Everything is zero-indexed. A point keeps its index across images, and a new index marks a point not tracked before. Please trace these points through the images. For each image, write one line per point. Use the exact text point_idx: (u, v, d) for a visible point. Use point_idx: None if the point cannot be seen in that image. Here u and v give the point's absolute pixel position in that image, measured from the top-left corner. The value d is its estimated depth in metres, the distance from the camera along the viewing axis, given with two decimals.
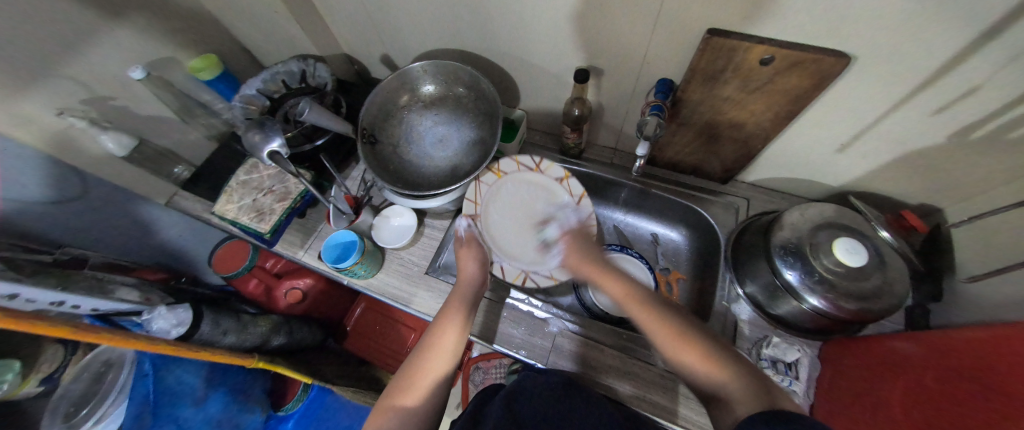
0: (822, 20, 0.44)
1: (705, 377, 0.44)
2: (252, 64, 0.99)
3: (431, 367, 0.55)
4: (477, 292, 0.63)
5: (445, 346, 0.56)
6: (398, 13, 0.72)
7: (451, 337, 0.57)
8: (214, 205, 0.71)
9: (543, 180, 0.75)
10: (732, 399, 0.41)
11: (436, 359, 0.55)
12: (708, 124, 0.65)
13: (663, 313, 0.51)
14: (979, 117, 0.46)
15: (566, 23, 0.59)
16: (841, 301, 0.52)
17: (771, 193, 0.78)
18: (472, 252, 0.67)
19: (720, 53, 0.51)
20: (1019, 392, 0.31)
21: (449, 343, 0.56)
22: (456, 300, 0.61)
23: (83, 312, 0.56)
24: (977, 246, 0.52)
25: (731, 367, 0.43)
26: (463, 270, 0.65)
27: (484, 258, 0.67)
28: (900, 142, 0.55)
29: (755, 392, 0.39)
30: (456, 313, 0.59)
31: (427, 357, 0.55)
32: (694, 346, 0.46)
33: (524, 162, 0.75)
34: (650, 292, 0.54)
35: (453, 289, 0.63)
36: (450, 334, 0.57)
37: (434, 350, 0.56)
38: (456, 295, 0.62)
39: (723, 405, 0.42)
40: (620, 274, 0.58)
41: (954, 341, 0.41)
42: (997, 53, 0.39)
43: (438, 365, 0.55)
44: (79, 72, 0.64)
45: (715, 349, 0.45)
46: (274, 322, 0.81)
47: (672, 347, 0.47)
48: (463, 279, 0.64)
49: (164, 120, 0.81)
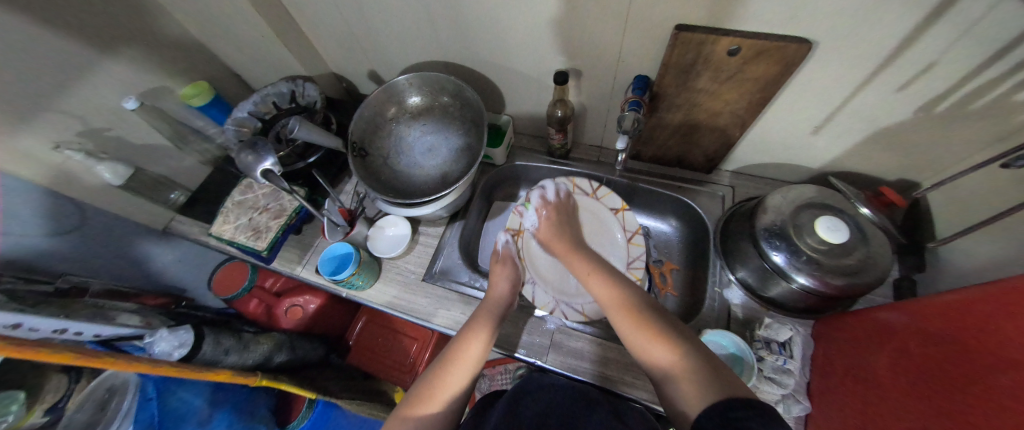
0: (781, 9, 0.46)
1: (659, 361, 0.45)
2: (242, 88, 1.01)
3: (452, 381, 0.53)
4: (505, 312, 0.63)
5: (466, 361, 0.55)
6: (380, 29, 0.75)
7: (473, 352, 0.56)
8: (211, 227, 0.73)
9: (598, 207, 0.76)
10: (675, 373, 0.42)
11: (458, 375, 0.54)
12: (686, 116, 0.67)
13: (643, 314, 0.50)
14: (941, 90, 0.48)
15: (541, 28, 0.61)
16: (828, 278, 0.53)
17: (755, 180, 0.80)
18: (506, 272, 0.67)
19: (689, 47, 0.53)
20: (995, 348, 0.32)
21: (472, 360, 0.55)
22: (483, 316, 0.60)
23: (85, 338, 0.56)
24: (955, 214, 0.54)
25: (681, 347, 0.44)
26: (493, 288, 0.65)
27: (516, 280, 0.67)
28: (871, 119, 0.57)
29: (700, 368, 0.41)
30: (482, 330, 0.58)
31: (449, 371, 0.54)
32: (656, 334, 0.47)
33: (579, 186, 0.77)
34: (636, 294, 0.54)
35: (481, 306, 0.63)
36: (473, 350, 0.56)
37: (455, 365, 0.55)
38: (483, 312, 0.61)
39: (669, 381, 0.43)
40: (611, 279, 0.58)
41: (930, 305, 0.43)
42: (944, 29, 0.42)
43: (456, 380, 0.54)
44: (73, 106, 0.66)
45: (672, 333, 0.46)
46: (276, 340, 0.82)
47: (636, 336, 0.49)
48: (491, 298, 0.64)
49: (159, 147, 0.83)
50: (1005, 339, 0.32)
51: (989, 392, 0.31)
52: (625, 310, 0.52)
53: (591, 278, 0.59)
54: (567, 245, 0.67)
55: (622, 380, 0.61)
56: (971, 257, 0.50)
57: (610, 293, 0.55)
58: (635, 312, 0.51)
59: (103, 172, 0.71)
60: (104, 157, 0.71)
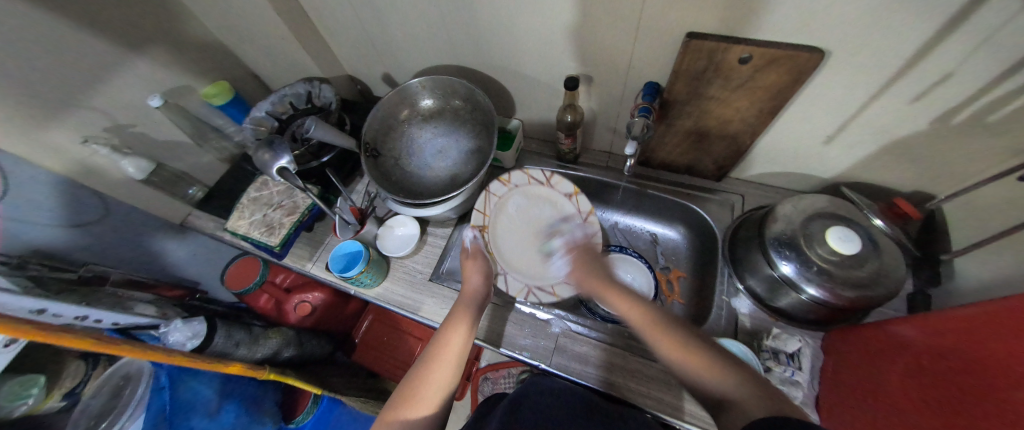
0: (793, 18, 0.46)
1: (705, 380, 0.44)
2: (261, 89, 1.04)
3: (434, 382, 0.53)
4: (482, 305, 0.63)
5: (449, 355, 0.55)
6: (396, 33, 0.77)
7: (455, 347, 0.56)
8: (227, 222, 0.75)
9: (554, 195, 0.79)
10: (731, 398, 0.41)
11: (439, 375, 0.53)
12: (696, 123, 0.67)
13: (673, 331, 0.49)
14: (957, 102, 0.48)
15: (554, 34, 0.62)
16: (839, 289, 0.52)
17: (765, 189, 0.79)
18: (477, 265, 0.67)
19: (700, 55, 0.53)
20: (1008, 365, 0.32)
21: (454, 354, 0.55)
22: (462, 310, 0.60)
23: (105, 326, 0.58)
24: (973, 227, 0.53)
25: (727, 370, 0.43)
26: (469, 282, 0.64)
27: (490, 272, 0.67)
28: (886, 129, 0.56)
29: (751, 392, 0.40)
30: (462, 323, 0.58)
31: (428, 373, 0.53)
32: (689, 349, 0.46)
33: (534, 175, 0.79)
34: (665, 314, 0.52)
35: (458, 300, 0.63)
36: (455, 344, 0.56)
37: (438, 360, 0.54)
38: (461, 304, 0.61)
39: (724, 407, 0.41)
40: (635, 298, 0.56)
41: (944, 320, 0.42)
42: (959, 39, 0.42)
43: (440, 375, 0.53)
44: (101, 102, 0.69)
45: (714, 354, 0.45)
46: (285, 335, 0.83)
47: (688, 368, 0.46)
48: (468, 290, 0.64)
49: (181, 144, 0.86)
50: (1019, 357, 0.31)
51: (1000, 410, 0.31)
52: (667, 336, 0.49)
53: (620, 301, 0.57)
54: (584, 259, 0.65)
55: (627, 386, 0.60)
56: (990, 271, 0.49)
57: (644, 316, 0.53)
58: (665, 330, 0.50)
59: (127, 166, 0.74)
60: (127, 152, 0.73)
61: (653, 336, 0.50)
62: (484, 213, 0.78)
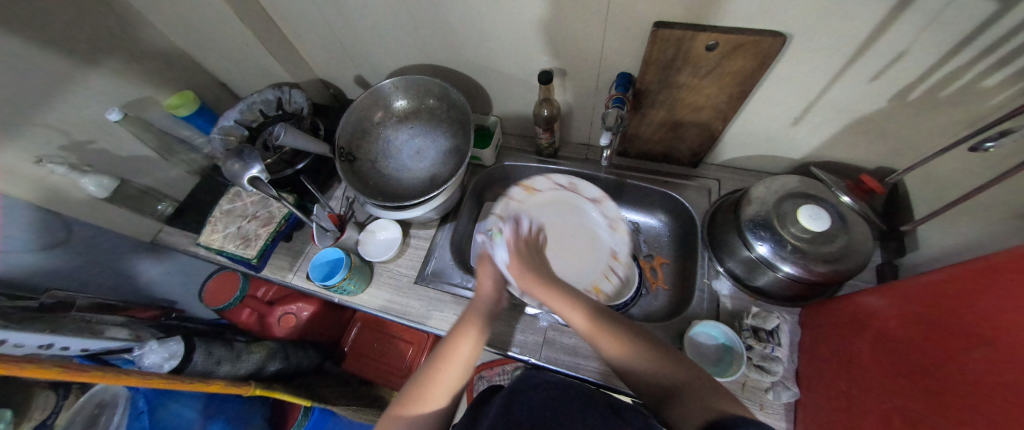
0: (753, 5, 0.47)
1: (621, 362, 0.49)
2: (228, 97, 1.01)
3: (443, 377, 0.52)
4: (494, 310, 0.60)
5: (458, 360, 0.54)
6: (365, 33, 0.75)
7: (464, 352, 0.54)
8: (200, 236, 0.73)
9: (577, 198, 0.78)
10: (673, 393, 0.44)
11: (448, 371, 0.53)
12: (670, 112, 0.68)
13: (611, 327, 0.52)
14: (912, 79, 0.50)
15: (524, 29, 0.62)
16: (812, 265, 0.54)
17: (741, 172, 0.81)
18: (491, 269, 0.62)
19: (668, 44, 0.54)
20: (963, 326, 0.34)
21: (462, 360, 0.54)
22: (473, 316, 0.58)
23: (72, 354, 0.55)
24: (933, 198, 0.55)
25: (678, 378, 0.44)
26: (481, 288, 0.61)
27: (503, 280, 0.62)
28: (848, 110, 0.58)
29: (704, 388, 0.42)
30: (472, 330, 0.56)
31: (438, 370, 0.53)
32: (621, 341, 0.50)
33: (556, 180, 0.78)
34: (597, 304, 0.55)
35: (470, 304, 0.60)
36: (463, 349, 0.55)
37: (447, 366, 0.53)
38: (471, 311, 0.59)
39: (670, 397, 0.44)
40: (570, 296, 0.56)
41: (907, 287, 0.44)
42: (911, 19, 0.43)
43: (449, 376, 0.53)
44: (55, 119, 0.66)
45: (625, 333, 0.51)
46: (269, 348, 0.81)
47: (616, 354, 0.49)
48: (479, 298, 0.60)
49: (145, 158, 0.83)
50: (971, 319, 0.34)
51: (960, 370, 0.33)
52: (607, 331, 0.51)
53: (545, 294, 0.57)
54: (524, 254, 0.62)
55: (616, 374, 0.61)
56: (950, 239, 0.52)
57: (584, 313, 0.54)
58: (610, 331, 0.51)
59: (87, 185, 0.70)
60: (87, 170, 0.70)
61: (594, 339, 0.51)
62: (503, 217, 0.74)
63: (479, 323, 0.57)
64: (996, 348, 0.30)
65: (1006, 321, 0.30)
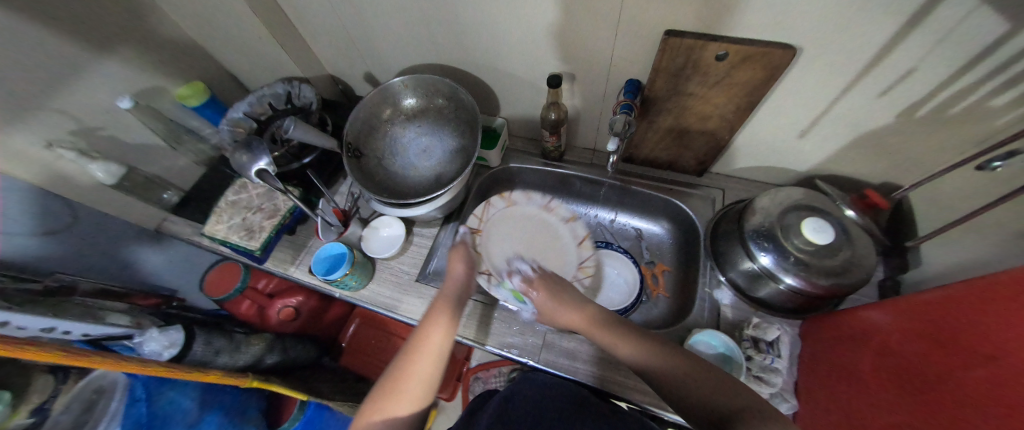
0: (765, 17, 0.48)
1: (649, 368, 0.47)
2: (237, 89, 1.01)
3: (417, 368, 0.51)
4: (463, 295, 0.59)
5: (433, 347, 0.53)
6: (377, 31, 0.75)
7: (436, 337, 0.53)
8: (205, 226, 0.73)
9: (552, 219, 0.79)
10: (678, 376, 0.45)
11: (424, 361, 0.51)
12: (677, 121, 0.68)
13: (606, 321, 0.53)
14: (921, 96, 0.50)
15: (534, 32, 0.63)
16: (815, 278, 0.54)
17: (745, 183, 0.81)
18: (462, 255, 0.61)
19: (677, 52, 0.55)
20: (965, 342, 0.34)
21: (436, 346, 0.53)
22: (445, 303, 0.56)
23: (73, 338, 0.56)
24: (938, 215, 0.55)
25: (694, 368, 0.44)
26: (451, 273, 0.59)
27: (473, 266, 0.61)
28: (855, 124, 0.58)
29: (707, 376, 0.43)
30: (442, 315, 0.55)
31: (411, 361, 0.51)
32: (623, 335, 0.51)
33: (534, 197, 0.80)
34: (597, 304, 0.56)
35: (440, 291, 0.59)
36: (436, 335, 0.54)
37: (421, 353, 0.52)
38: (441, 298, 0.58)
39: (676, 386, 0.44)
40: (570, 298, 0.56)
41: (909, 303, 0.44)
42: (922, 37, 0.44)
43: (422, 365, 0.51)
44: (67, 104, 0.66)
45: (630, 332, 0.51)
46: (268, 341, 0.81)
47: (619, 349, 0.51)
48: (448, 285, 0.59)
49: (153, 147, 0.83)
50: (973, 335, 0.34)
51: (962, 385, 0.33)
52: (606, 330, 0.52)
53: (552, 304, 0.56)
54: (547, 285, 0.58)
55: (613, 380, 0.61)
56: (953, 256, 0.52)
57: (581, 312, 0.55)
58: (604, 325, 0.53)
59: (95, 171, 0.70)
60: (96, 157, 0.71)
61: (592, 334, 0.53)
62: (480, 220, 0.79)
63: (450, 309, 0.57)
64: (999, 364, 0.30)
65: (1006, 336, 0.30)
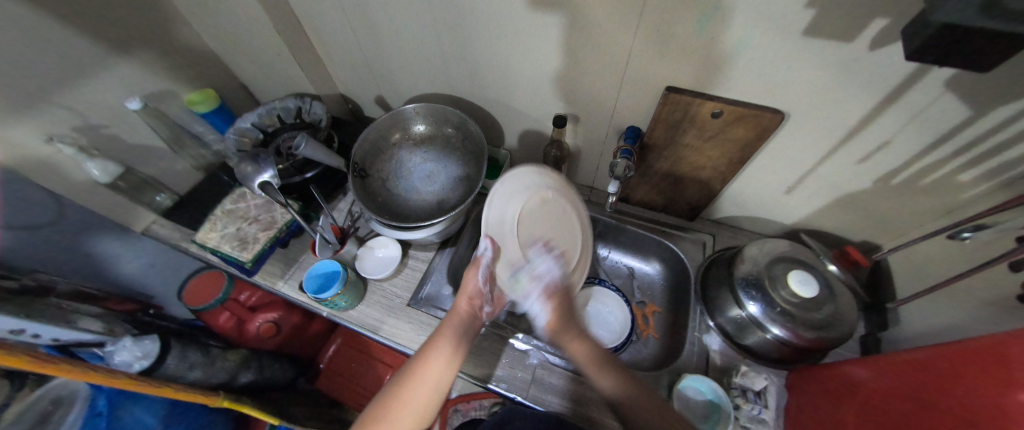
0: (756, 83, 0.52)
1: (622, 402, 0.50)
2: (247, 99, 1.03)
3: (406, 407, 0.50)
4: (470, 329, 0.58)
5: (426, 386, 0.52)
6: (394, 60, 0.79)
7: (434, 367, 0.53)
8: (196, 234, 0.72)
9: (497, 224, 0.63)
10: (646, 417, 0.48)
11: (412, 401, 0.50)
12: (672, 167, 0.72)
13: (607, 362, 0.54)
14: (896, 165, 0.55)
15: (543, 76, 0.67)
16: (800, 330, 0.56)
17: (734, 230, 0.84)
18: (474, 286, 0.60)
19: (677, 107, 0.59)
20: (942, 400, 0.36)
21: (434, 376, 0.52)
22: (448, 335, 0.56)
23: (41, 343, 0.53)
24: (915, 276, 0.58)
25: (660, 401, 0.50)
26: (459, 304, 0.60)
27: (480, 293, 0.60)
28: (836, 185, 0.63)
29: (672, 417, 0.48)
30: (445, 349, 0.54)
31: (401, 397, 0.51)
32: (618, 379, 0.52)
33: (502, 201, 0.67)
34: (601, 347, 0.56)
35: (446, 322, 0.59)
36: (435, 364, 0.53)
37: (414, 390, 0.51)
38: (445, 326, 0.57)
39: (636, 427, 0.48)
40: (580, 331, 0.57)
41: (886, 361, 0.47)
42: (895, 114, 0.48)
43: (412, 405, 0.50)
44: (75, 101, 0.66)
45: (625, 376, 0.52)
46: (245, 357, 0.78)
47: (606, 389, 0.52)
48: (454, 314, 0.59)
49: (154, 149, 0.83)
50: (950, 394, 0.36)
51: None
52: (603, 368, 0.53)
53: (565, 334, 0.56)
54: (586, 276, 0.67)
55: (602, 421, 0.60)
56: (928, 319, 0.54)
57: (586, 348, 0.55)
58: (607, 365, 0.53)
59: (91, 169, 0.69)
60: (95, 154, 0.70)
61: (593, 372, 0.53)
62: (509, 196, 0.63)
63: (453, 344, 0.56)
64: None
65: (983, 396, 0.32)
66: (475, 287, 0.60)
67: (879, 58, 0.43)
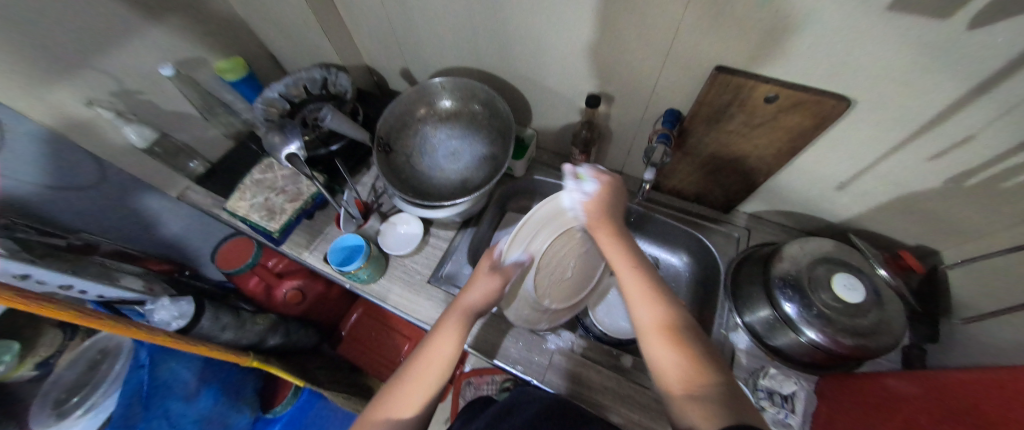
0: (823, 66, 0.47)
1: (673, 382, 0.40)
2: (274, 67, 1.02)
3: (416, 392, 0.50)
4: (474, 319, 0.57)
5: (436, 368, 0.52)
6: (422, 31, 0.76)
7: (439, 358, 0.52)
8: (227, 201, 0.73)
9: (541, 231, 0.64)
10: (698, 390, 0.38)
11: (422, 385, 0.50)
12: (712, 155, 0.67)
13: (679, 334, 0.43)
14: (975, 165, 0.48)
15: (579, 50, 0.62)
16: (839, 336, 0.52)
17: (772, 225, 0.79)
18: (483, 280, 0.57)
19: (725, 89, 0.54)
20: (1012, 415, 0.33)
21: (437, 369, 0.52)
22: (454, 322, 0.55)
23: (88, 298, 0.57)
24: (978, 288, 0.53)
25: (714, 378, 0.39)
26: (463, 297, 0.56)
27: (496, 296, 0.57)
28: (897, 184, 0.57)
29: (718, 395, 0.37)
30: (452, 338, 0.54)
31: (410, 383, 0.50)
32: (687, 357, 0.41)
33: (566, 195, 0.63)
34: (684, 319, 0.45)
35: (448, 312, 0.56)
36: (440, 355, 0.52)
37: (422, 374, 0.51)
38: (449, 316, 0.55)
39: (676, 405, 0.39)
40: (660, 295, 0.48)
41: (950, 381, 0.43)
42: (986, 108, 0.42)
43: (423, 389, 0.50)
44: (111, 66, 0.67)
45: (699, 355, 0.41)
46: (272, 321, 0.81)
47: (664, 362, 0.42)
48: (460, 305, 0.56)
49: (187, 115, 0.84)
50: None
51: None
52: (668, 338, 0.43)
53: (639, 295, 0.49)
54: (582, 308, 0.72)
55: (615, 410, 0.59)
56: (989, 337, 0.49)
57: (659, 312, 0.46)
58: (674, 334, 0.43)
59: (129, 133, 0.71)
60: (132, 119, 0.71)
61: (649, 336, 0.45)
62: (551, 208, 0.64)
63: (457, 333, 0.54)
64: None
65: None
66: (488, 290, 0.56)
67: (981, 40, 0.37)
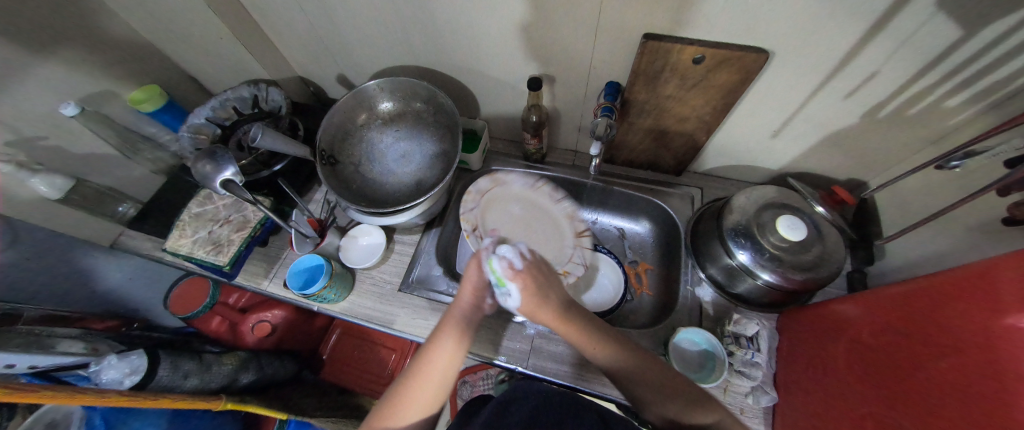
0: (738, 22, 0.49)
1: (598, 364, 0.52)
2: (196, 90, 0.95)
3: (416, 397, 0.50)
4: (474, 319, 0.57)
5: (435, 375, 0.51)
6: (349, 33, 0.72)
7: (442, 359, 0.52)
8: (166, 242, 0.68)
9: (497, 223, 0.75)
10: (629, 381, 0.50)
11: (423, 390, 0.50)
12: (657, 121, 0.69)
13: (572, 317, 0.55)
14: (883, 97, 0.53)
15: (511, 34, 0.61)
16: (789, 273, 0.56)
17: (722, 181, 0.83)
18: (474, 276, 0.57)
19: (656, 55, 0.55)
20: (933, 328, 0.37)
21: (441, 371, 0.52)
22: (451, 326, 0.55)
23: (19, 371, 0.51)
24: (903, 210, 0.58)
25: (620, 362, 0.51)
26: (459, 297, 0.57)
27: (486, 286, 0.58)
28: (823, 125, 0.61)
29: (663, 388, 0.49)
30: (450, 339, 0.54)
31: (409, 390, 0.50)
32: (603, 344, 0.53)
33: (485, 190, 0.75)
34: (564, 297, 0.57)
35: (446, 314, 0.57)
36: (439, 365, 0.52)
37: (421, 379, 0.51)
38: (449, 320, 0.56)
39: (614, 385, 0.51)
40: (539, 284, 0.56)
41: (871, 296, 0.47)
42: (886, 41, 0.45)
43: (424, 391, 0.50)
44: (2, 113, 0.60)
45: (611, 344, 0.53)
46: (242, 359, 0.77)
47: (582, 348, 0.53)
48: (458, 306, 0.57)
49: (105, 156, 0.77)
50: (940, 321, 0.37)
51: (931, 370, 0.35)
52: (563, 322, 0.54)
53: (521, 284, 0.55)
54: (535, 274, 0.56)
55: (600, 380, 0.61)
56: (913, 250, 0.55)
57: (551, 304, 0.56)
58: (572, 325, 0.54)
59: (38, 185, 0.64)
60: (37, 169, 0.64)
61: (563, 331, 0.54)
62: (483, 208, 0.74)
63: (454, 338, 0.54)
64: (963, 360, 0.33)
65: (970, 320, 0.33)
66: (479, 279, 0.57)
67: None
